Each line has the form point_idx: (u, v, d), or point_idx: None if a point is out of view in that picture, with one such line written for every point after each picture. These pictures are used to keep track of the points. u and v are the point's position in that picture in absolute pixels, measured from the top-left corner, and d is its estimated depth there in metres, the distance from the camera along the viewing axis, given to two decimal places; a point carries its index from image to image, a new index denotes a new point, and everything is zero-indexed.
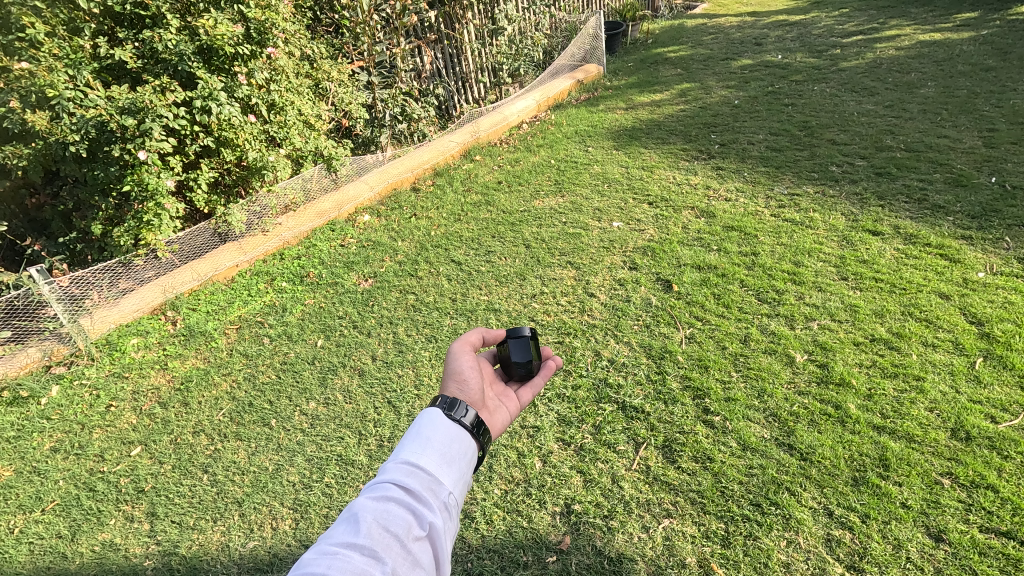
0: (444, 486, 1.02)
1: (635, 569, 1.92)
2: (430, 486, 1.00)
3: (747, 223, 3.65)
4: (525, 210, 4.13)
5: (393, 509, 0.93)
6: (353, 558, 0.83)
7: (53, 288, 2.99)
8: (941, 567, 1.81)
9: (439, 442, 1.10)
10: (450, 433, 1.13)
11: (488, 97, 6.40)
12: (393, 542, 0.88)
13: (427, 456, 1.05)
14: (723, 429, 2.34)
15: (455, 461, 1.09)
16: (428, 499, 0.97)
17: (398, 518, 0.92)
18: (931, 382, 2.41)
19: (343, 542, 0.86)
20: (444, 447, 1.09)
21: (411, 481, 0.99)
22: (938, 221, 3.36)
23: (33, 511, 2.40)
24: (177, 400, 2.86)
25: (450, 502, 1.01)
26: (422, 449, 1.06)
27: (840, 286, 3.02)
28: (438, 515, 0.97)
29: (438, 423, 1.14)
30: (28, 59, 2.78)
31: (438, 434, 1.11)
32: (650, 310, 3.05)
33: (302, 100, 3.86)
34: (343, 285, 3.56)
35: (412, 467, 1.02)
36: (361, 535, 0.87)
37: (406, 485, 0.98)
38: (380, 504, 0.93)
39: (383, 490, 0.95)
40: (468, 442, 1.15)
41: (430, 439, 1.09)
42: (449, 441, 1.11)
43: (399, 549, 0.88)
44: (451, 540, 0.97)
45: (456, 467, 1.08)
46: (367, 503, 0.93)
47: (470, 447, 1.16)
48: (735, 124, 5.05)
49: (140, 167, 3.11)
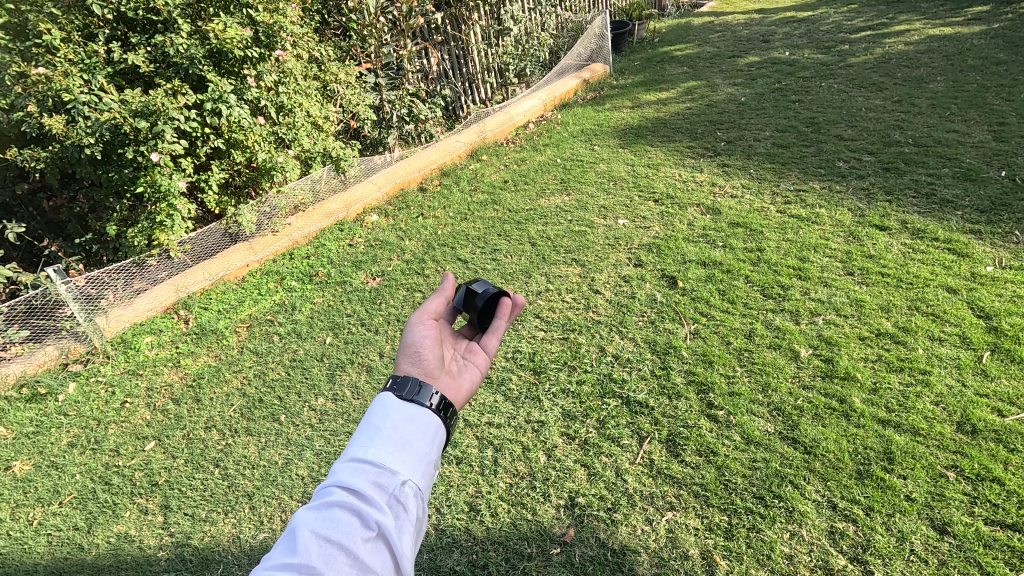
0: (397, 479, 0.99)
1: (638, 560, 1.94)
2: (380, 482, 0.97)
3: (752, 220, 3.65)
4: (531, 209, 4.16)
5: (337, 515, 0.90)
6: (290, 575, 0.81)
7: (68, 287, 3.09)
8: (946, 559, 1.81)
9: (390, 432, 1.06)
10: (405, 419, 1.10)
11: (494, 97, 6.45)
12: (337, 552, 0.86)
13: (374, 451, 1.01)
14: (727, 422, 2.35)
15: (410, 451, 1.05)
16: (375, 497, 0.94)
17: (343, 523, 0.90)
18: (937, 376, 2.40)
19: (281, 559, 0.84)
20: (395, 437, 1.05)
21: (356, 481, 0.96)
22: (946, 216, 3.34)
23: (51, 503, 2.47)
24: (190, 396, 2.92)
25: (403, 494, 0.98)
26: (370, 443, 1.03)
27: (845, 281, 3.01)
28: (389, 511, 0.94)
29: (390, 410, 1.10)
30: (44, 65, 2.86)
31: (390, 424, 1.07)
32: (654, 307, 3.06)
33: (310, 101, 3.92)
34: (351, 283, 3.61)
35: (359, 467, 0.98)
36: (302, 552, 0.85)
37: (350, 487, 0.94)
38: (323, 513, 0.91)
39: (326, 498, 0.93)
40: (426, 426, 1.11)
41: (380, 432, 1.05)
42: (402, 429, 1.07)
43: (344, 556, 0.86)
44: (408, 534, 0.94)
45: (413, 454, 1.05)
46: (308, 516, 0.90)
47: (428, 430, 1.11)
48: (741, 121, 5.04)
49: (153, 169, 3.17)
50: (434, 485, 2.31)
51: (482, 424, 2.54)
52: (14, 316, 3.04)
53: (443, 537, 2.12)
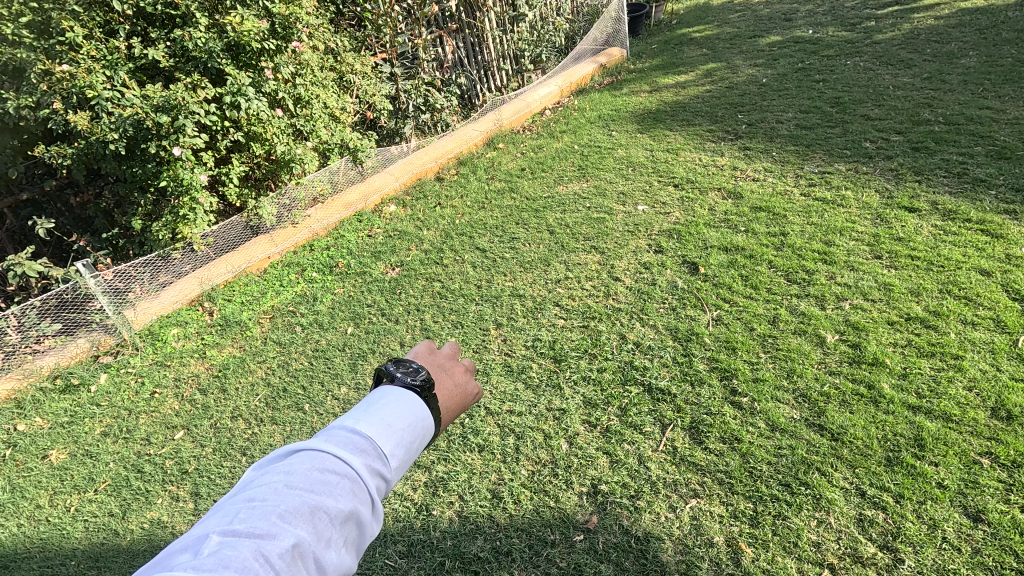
0: (385, 454, 0.84)
1: (662, 547, 1.93)
2: (371, 455, 0.83)
3: (776, 203, 3.57)
4: (549, 196, 4.13)
5: (317, 475, 0.76)
6: (240, 544, 0.65)
7: (97, 281, 3.17)
8: (979, 547, 1.77)
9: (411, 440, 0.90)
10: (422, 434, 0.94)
11: (510, 84, 6.39)
12: (304, 517, 0.71)
13: (366, 422, 0.87)
14: (752, 409, 2.32)
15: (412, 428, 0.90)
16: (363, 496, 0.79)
17: (318, 486, 0.75)
18: (970, 361, 2.33)
19: (237, 523, 0.68)
20: (396, 415, 0.90)
21: (341, 447, 0.81)
22: (978, 196, 3.24)
23: (87, 491, 2.54)
24: (216, 386, 2.98)
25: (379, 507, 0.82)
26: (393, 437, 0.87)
27: (873, 265, 2.94)
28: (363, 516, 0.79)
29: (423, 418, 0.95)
30: (68, 62, 2.90)
31: (383, 404, 0.92)
32: (676, 294, 3.02)
33: (327, 93, 3.93)
34: (371, 274, 3.63)
35: (343, 434, 0.84)
36: (254, 518, 0.69)
37: (334, 453, 0.80)
38: (294, 475, 0.75)
39: (293, 461, 0.77)
40: (423, 409, 0.95)
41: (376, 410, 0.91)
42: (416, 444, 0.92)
43: (314, 525, 0.71)
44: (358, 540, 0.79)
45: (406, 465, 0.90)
46: (274, 477, 0.75)
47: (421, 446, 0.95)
48: (762, 103, 4.93)
49: (175, 163, 3.21)
50: (457, 473, 2.33)
51: (503, 412, 2.55)
52: (47, 309, 3.08)
53: (467, 523, 2.13)
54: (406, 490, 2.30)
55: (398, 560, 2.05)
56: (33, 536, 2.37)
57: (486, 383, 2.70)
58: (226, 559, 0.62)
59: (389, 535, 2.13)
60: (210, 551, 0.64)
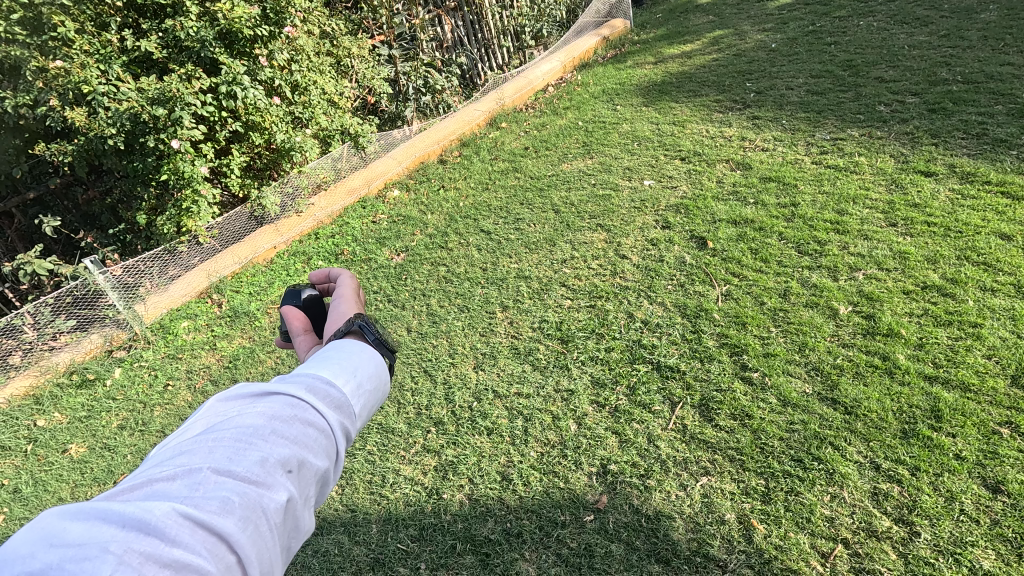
0: (354, 408, 0.84)
1: (673, 526, 1.92)
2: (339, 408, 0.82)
3: (786, 173, 3.48)
4: (553, 174, 4.07)
5: (295, 428, 0.74)
6: (233, 491, 0.63)
7: (106, 276, 3.20)
8: (999, 519, 1.73)
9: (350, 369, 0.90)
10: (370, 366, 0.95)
11: (512, 62, 6.28)
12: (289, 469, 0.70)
13: (336, 374, 0.85)
14: (762, 384, 2.29)
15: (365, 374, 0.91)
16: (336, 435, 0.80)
17: (301, 438, 0.73)
18: (989, 328, 2.26)
19: (225, 460, 0.66)
20: (359, 367, 0.90)
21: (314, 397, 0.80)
22: (999, 156, 3.11)
23: (106, 483, 2.59)
24: (227, 377, 3.01)
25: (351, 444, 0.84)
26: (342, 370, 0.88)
27: (888, 233, 2.85)
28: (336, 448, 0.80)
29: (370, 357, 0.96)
30: (62, 58, 2.88)
31: (344, 354, 0.91)
32: (684, 269, 2.97)
33: (324, 79, 3.90)
34: (377, 260, 3.62)
35: (313, 381, 0.82)
36: (246, 459, 0.67)
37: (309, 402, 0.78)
38: (275, 421, 0.73)
39: (275, 405, 0.75)
40: (380, 358, 0.96)
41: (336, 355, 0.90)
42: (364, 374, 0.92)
43: (295, 478, 0.70)
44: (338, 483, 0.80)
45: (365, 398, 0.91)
46: (257, 419, 0.72)
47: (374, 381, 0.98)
48: (771, 70, 4.78)
49: (175, 156, 3.20)
50: (466, 456, 2.33)
51: (511, 394, 2.54)
52: (60, 307, 3.14)
53: (477, 506, 2.13)
54: (416, 474, 2.31)
55: (410, 544, 2.06)
56: None
57: (493, 366, 2.69)
58: (226, 503, 0.61)
59: (400, 520, 2.15)
60: (206, 486, 0.62)
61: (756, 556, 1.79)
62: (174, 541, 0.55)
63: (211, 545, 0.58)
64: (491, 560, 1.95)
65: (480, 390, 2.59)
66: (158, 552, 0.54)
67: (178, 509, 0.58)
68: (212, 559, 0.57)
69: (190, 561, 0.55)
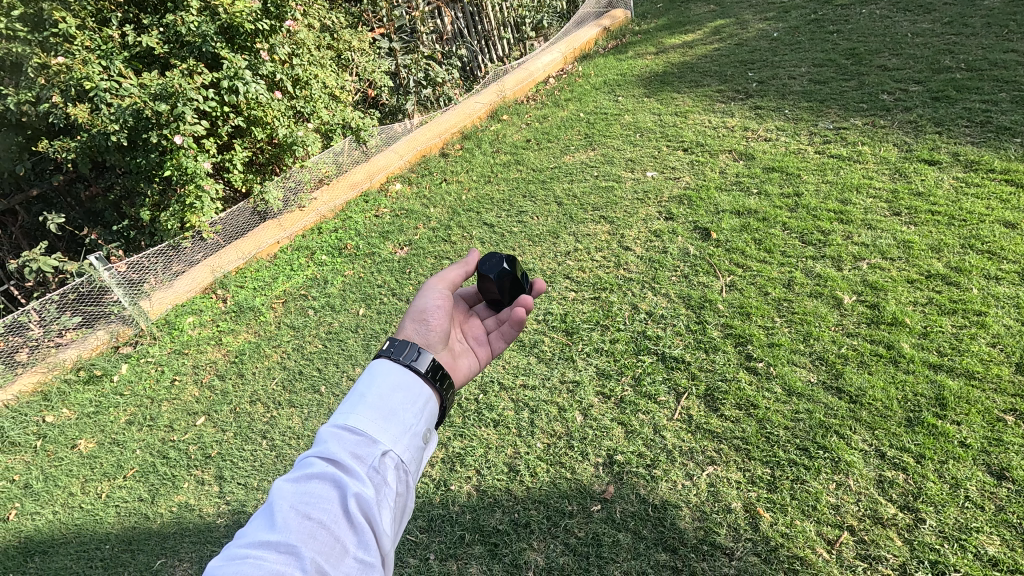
0: (373, 446, 0.93)
1: (679, 515, 1.94)
2: (362, 453, 0.92)
3: (789, 163, 3.47)
4: (556, 166, 4.06)
5: (317, 487, 0.85)
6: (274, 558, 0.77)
7: (112, 273, 3.23)
8: (1003, 505, 1.74)
9: (376, 400, 1.01)
10: (394, 388, 1.05)
11: (512, 53, 6.25)
12: (315, 528, 0.81)
13: (356, 418, 0.96)
14: (767, 374, 2.30)
15: (387, 411, 1.00)
16: (355, 468, 0.89)
17: (323, 497, 0.84)
18: (993, 317, 2.27)
19: (259, 536, 0.80)
20: (381, 406, 1.00)
21: (333, 448, 0.91)
22: (1003, 144, 3.11)
23: (116, 477, 2.62)
24: (234, 371, 3.03)
25: (386, 465, 0.92)
26: (362, 411, 0.98)
27: (891, 222, 2.85)
28: (370, 482, 0.88)
29: (409, 392, 1.06)
30: (64, 54, 2.87)
31: (384, 396, 1.03)
32: (688, 260, 2.97)
33: (325, 73, 3.89)
34: (380, 254, 3.63)
35: (334, 432, 0.94)
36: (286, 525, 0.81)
37: (330, 456, 0.89)
38: (299, 487, 0.85)
39: (316, 467, 0.88)
40: (416, 393, 1.07)
41: (358, 396, 1.01)
42: (388, 398, 1.02)
43: (325, 534, 0.81)
44: (391, 510, 0.88)
45: (399, 424, 0.99)
46: (286, 489, 0.86)
47: (417, 401, 1.06)
48: (773, 59, 4.76)
49: (178, 151, 3.20)
50: (473, 448, 2.35)
51: (517, 386, 2.56)
52: (66, 304, 3.15)
53: (485, 498, 2.15)
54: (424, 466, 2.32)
55: (419, 535, 2.08)
56: (69, 522, 2.45)
57: (498, 359, 2.70)
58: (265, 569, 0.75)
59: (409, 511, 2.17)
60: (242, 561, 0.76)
61: (763, 543, 1.81)
62: None
63: None
64: (499, 550, 1.97)
65: (486, 382, 2.60)
66: None
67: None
68: None
69: None
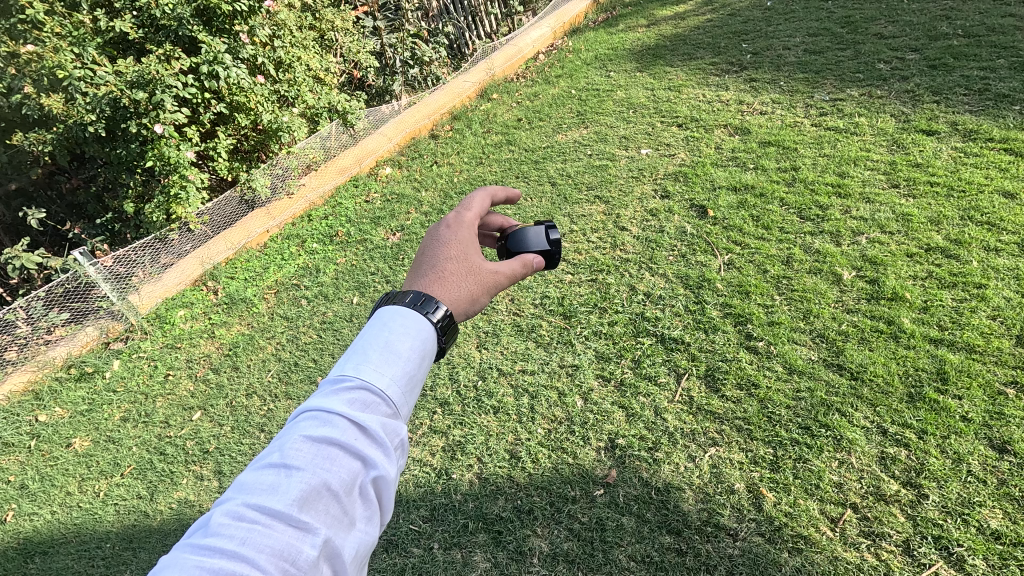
0: (391, 415, 0.86)
1: (683, 497, 1.93)
2: (382, 424, 0.84)
3: (785, 136, 3.42)
4: (548, 146, 3.99)
5: (332, 454, 0.78)
6: (283, 532, 0.70)
7: (97, 268, 3.16)
8: (1006, 478, 1.75)
9: (394, 359, 0.90)
10: (414, 349, 0.94)
11: (500, 29, 6.10)
12: (327, 498, 0.75)
13: (375, 381, 0.86)
14: (768, 353, 2.28)
15: (410, 377, 0.91)
16: (372, 438, 0.82)
17: (340, 467, 0.78)
18: (994, 289, 2.25)
19: (268, 499, 0.73)
20: (401, 368, 0.90)
21: (355, 411, 0.82)
22: (1002, 112, 3.07)
23: (113, 475, 2.59)
24: (228, 365, 2.98)
25: (399, 439, 0.86)
26: (381, 369, 0.88)
27: (889, 195, 2.82)
28: (385, 456, 0.82)
29: (423, 352, 0.96)
30: (33, 41, 2.74)
31: (399, 355, 0.91)
32: (685, 239, 2.93)
33: (308, 54, 3.78)
34: (372, 240, 3.57)
35: (353, 391, 0.84)
36: (299, 495, 0.73)
37: (349, 422, 0.81)
38: (315, 449, 0.78)
39: (333, 431, 0.80)
40: (428, 353, 0.96)
41: (384, 352, 0.91)
42: (408, 360, 0.92)
43: (336, 506, 0.76)
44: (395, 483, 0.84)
45: (411, 393, 0.91)
46: (297, 449, 0.78)
47: (428, 364, 0.97)
48: (768, 29, 4.66)
49: (159, 141, 3.10)
50: (474, 436, 2.33)
51: (516, 371, 2.53)
52: (51, 299, 3.06)
53: (487, 485, 2.14)
54: (425, 455, 2.30)
55: (422, 524, 2.07)
56: (68, 521, 2.42)
57: (496, 345, 2.68)
58: (278, 547, 0.69)
59: (411, 501, 2.15)
60: (247, 529, 0.70)
61: (766, 523, 1.81)
62: None
63: None
64: (503, 538, 1.96)
65: (485, 369, 2.58)
66: None
67: (234, 556, 0.67)
68: None
69: None
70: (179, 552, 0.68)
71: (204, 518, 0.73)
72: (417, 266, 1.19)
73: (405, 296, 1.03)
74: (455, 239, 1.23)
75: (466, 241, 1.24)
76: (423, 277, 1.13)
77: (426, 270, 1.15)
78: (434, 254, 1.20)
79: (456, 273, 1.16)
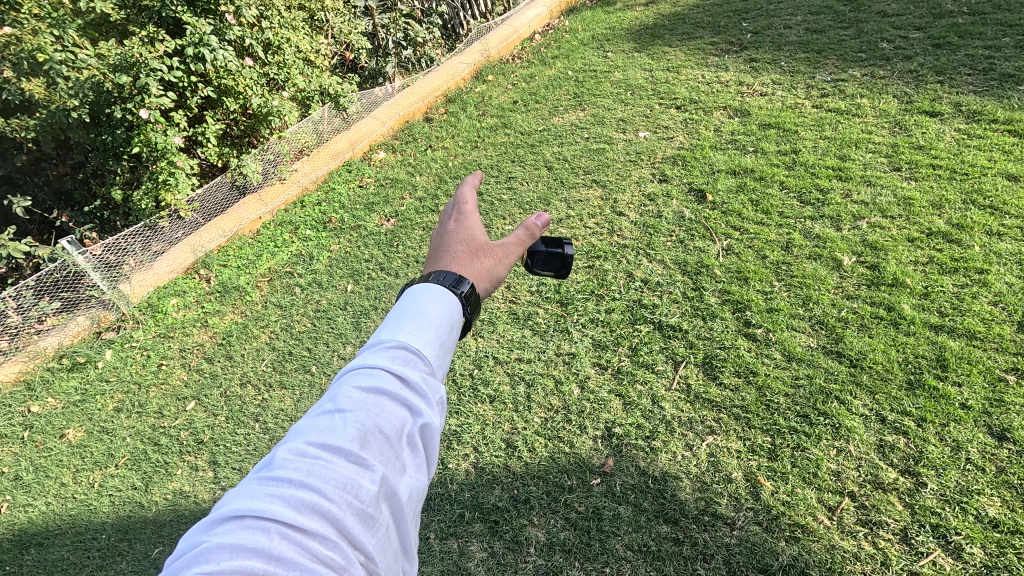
0: (432, 367, 0.82)
1: (680, 486, 1.92)
2: (424, 375, 0.80)
3: (786, 118, 3.36)
4: (544, 129, 3.92)
5: (381, 400, 0.74)
6: (342, 468, 0.67)
7: (87, 257, 3.09)
8: (1004, 466, 1.73)
9: (428, 321, 0.87)
10: (443, 312, 0.91)
11: (496, 8, 5.97)
12: (381, 440, 0.72)
13: (412, 339, 0.83)
14: (766, 340, 2.26)
15: (444, 342, 0.87)
16: (417, 387, 0.78)
17: (390, 412, 0.74)
18: (995, 274, 2.22)
19: (323, 440, 0.70)
20: (436, 328, 0.87)
21: (397, 363, 0.79)
22: (1006, 93, 3.01)
23: (108, 466, 2.57)
24: (222, 354, 2.96)
25: (440, 390, 0.81)
26: (417, 330, 0.85)
27: (891, 178, 2.77)
28: (430, 404, 0.78)
29: (452, 316, 0.92)
30: (11, 24, 2.65)
31: (432, 318, 0.88)
32: (683, 225, 2.89)
33: (298, 36, 3.68)
34: (366, 227, 3.52)
35: (394, 348, 0.81)
36: (353, 436, 0.70)
37: (394, 372, 0.77)
38: (365, 396, 0.74)
39: (378, 378, 0.76)
40: (456, 316, 0.93)
41: (416, 317, 0.87)
42: (440, 321, 0.89)
43: (388, 449, 0.72)
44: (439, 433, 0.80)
45: (445, 351, 0.87)
46: (348, 396, 0.74)
47: (456, 327, 0.93)
48: (769, 7, 4.56)
49: (145, 126, 3.04)
50: (470, 425, 2.31)
51: (512, 360, 2.51)
52: (42, 288, 2.99)
53: (483, 475, 2.13)
54: None
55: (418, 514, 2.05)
56: (63, 513, 2.41)
57: (492, 333, 2.65)
58: (340, 482, 0.66)
59: None
60: (307, 466, 0.67)
61: (764, 512, 1.80)
62: (298, 524, 0.62)
63: (324, 519, 0.63)
64: (500, 527, 1.95)
65: (481, 357, 2.55)
66: (284, 534, 0.61)
67: (298, 491, 0.64)
68: (322, 525, 0.63)
69: (307, 539, 0.61)
70: (244, 489, 0.66)
71: (261, 465, 0.70)
72: (431, 255, 1.16)
73: (421, 278, 1.00)
74: (462, 226, 1.19)
75: (472, 226, 1.20)
76: (437, 263, 1.09)
77: (439, 257, 1.11)
78: (444, 244, 1.16)
79: (469, 254, 1.12)
